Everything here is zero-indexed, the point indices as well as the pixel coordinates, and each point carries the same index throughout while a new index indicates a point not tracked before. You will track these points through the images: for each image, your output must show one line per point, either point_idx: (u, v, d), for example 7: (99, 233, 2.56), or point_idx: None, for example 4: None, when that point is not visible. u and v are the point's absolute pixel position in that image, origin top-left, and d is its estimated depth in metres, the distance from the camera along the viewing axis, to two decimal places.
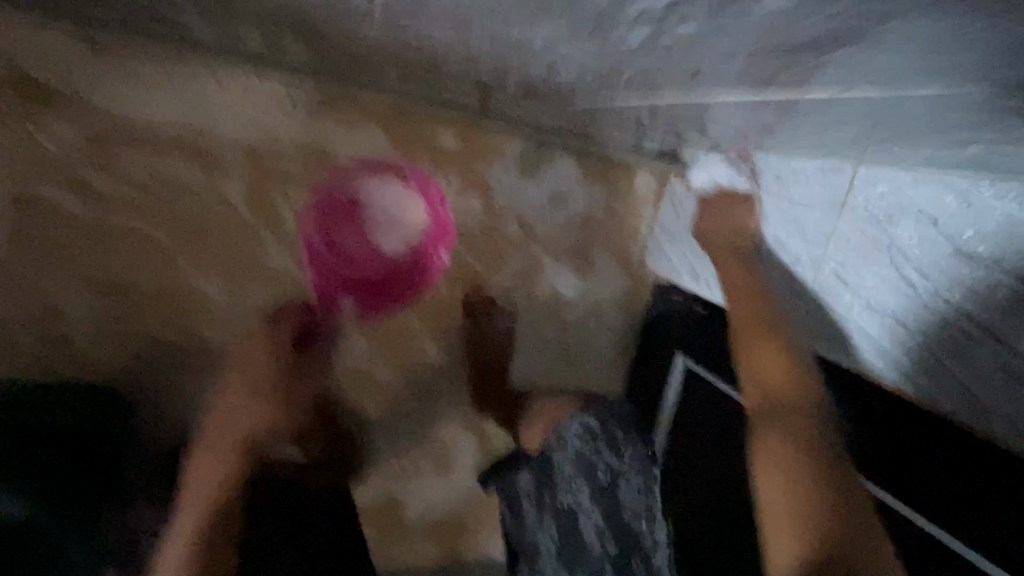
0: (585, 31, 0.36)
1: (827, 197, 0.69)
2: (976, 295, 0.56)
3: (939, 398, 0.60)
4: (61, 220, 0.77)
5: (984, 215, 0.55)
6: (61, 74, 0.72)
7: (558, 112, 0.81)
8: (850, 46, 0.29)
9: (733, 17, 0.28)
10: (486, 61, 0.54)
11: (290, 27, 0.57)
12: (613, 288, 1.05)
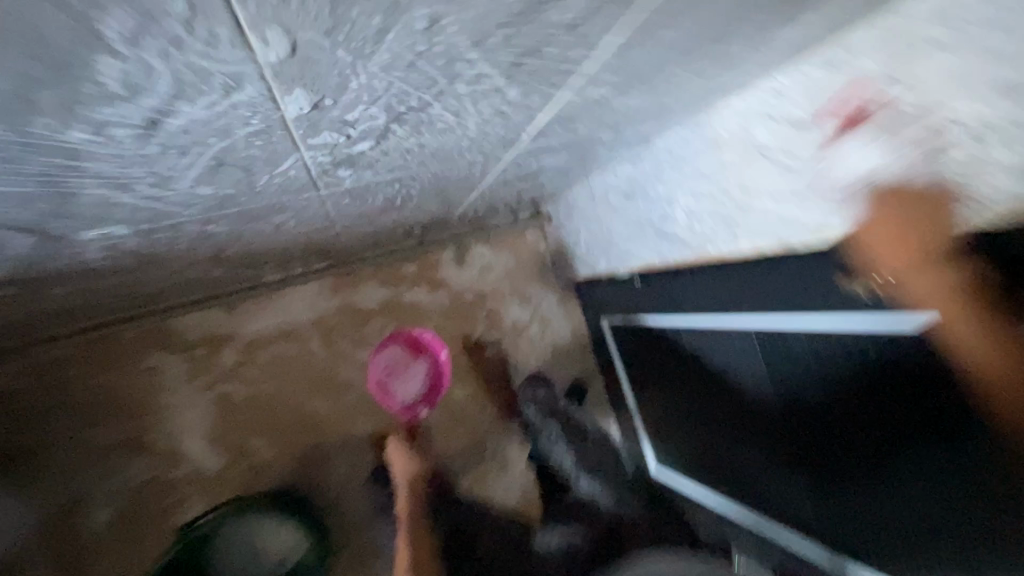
0: (415, 209, 0.97)
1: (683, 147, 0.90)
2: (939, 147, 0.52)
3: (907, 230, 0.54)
4: (238, 400, 1.39)
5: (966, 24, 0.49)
6: (217, 324, 1.37)
7: (459, 226, 1.46)
8: (481, 182, 0.89)
9: (443, 194, 0.89)
10: (399, 227, 1.17)
11: (320, 254, 1.22)
12: (550, 301, 1.65)
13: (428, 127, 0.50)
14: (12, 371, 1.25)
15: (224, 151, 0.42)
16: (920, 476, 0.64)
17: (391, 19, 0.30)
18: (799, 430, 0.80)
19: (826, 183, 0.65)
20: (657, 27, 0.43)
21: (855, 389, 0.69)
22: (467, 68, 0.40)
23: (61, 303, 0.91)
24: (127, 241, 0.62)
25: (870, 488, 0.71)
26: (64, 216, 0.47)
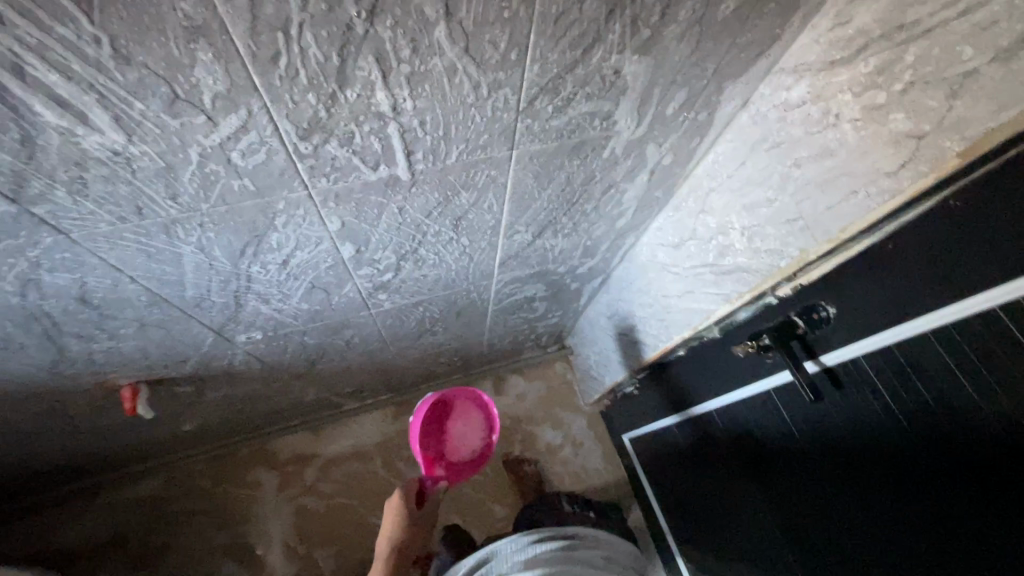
0: (445, 335, 1.34)
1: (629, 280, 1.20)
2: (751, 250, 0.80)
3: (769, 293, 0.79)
4: (313, 512, 1.65)
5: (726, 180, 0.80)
6: (304, 447, 1.72)
7: (494, 359, 1.79)
8: (488, 309, 1.25)
9: (461, 317, 1.25)
10: (440, 355, 1.52)
11: (383, 381, 1.59)
12: (580, 425, 1.85)
13: (423, 262, 0.89)
14: (155, 484, 1.64)
15: (314, 279, 0.83)
16: (903, 513, 0.63)
17: (381, 211, 0.70)
18: (829, 497, 0.76)
19: (711, 284, 0.92)
20: (531, 202, 0.81)
21: (863, 432, 0.67)
22: (428, 229, 0.79)
23: (208, 412, 1.32)
24: (259, 348, 1.03)
25: (879, 545, 0.68)
26: (234, 323, 0.89)
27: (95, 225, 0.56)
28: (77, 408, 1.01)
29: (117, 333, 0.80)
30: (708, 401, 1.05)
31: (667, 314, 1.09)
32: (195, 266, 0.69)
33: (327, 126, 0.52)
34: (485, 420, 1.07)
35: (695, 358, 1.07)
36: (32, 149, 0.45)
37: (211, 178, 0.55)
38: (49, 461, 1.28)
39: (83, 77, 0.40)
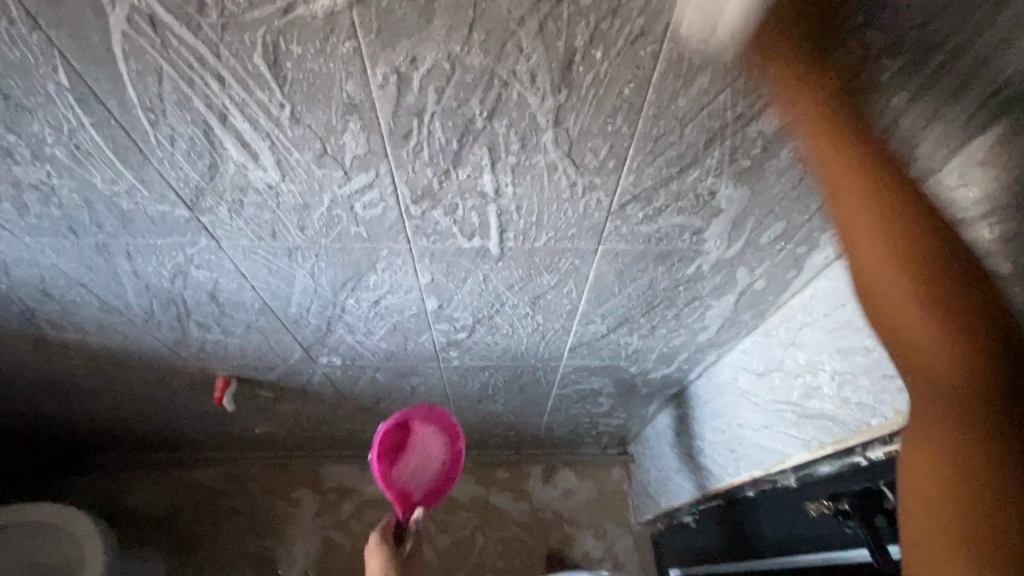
0: (505, 405, 1.34)
1: (705, 397, 1.13)
2: (839, 398, 0.72)
3: (856, 452, 0.70)
4: (339, 546, 1.66)
5: (823, 317, 0.75)
6: (346, 479, 1.75)
7: (549, 444, 1.72)
8: (551, 391, 1.24)
9: (523, 391, 1.24)
10: (496, 425, 1.51)
11: None
12: (624, 541, 1.69)
13: (496, 329, 0.93)
14: (212, 475, 1.73)
15: (396, 322, 0.90)
16: None
17: (467, 275, 0.76)
18: None
19: (792, 425, 0.84)
20: (610, 297, 0.83)
21: None
22: (507, 299, 0.83)
23: (275, 420, 1.42)
24: (334, 372, 1.11)
25: None
26: (319, 344, 0.98)
27: (238, 238, 0.68)
28: (178, 385, 1.15)
29: (228, 329, 0.92)
30: (773, 554, 0.92)
31: (740, 443, 1.00)
32: (302, 288, 0.79)
33: (436, 196, 0.60)
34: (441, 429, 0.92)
35: (761, 503, 0.96)
36: (212, 172, 0.57)
37: (332, 220, 0.64)
38: (142, 427, 1.43)
39: (264, 129, 0.51)
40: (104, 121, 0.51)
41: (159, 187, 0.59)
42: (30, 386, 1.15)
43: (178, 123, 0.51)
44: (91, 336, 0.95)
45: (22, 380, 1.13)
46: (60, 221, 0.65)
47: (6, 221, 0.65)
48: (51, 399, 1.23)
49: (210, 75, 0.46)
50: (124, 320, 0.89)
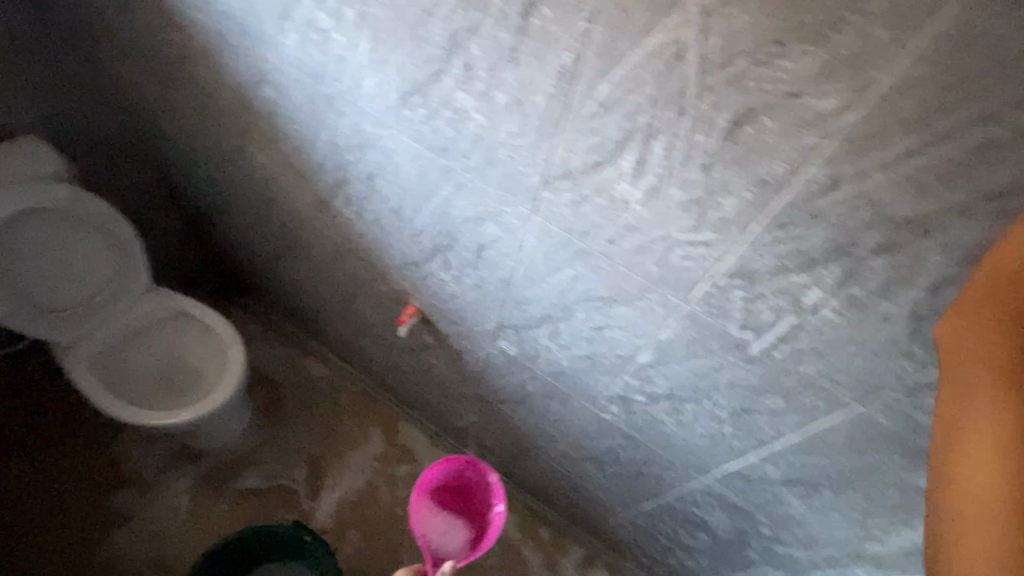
0: (603, 480, 1.30)
1: None
2: None
3: None
4: (376, 499, 1.66)
5: None
6: (411, 440, 1.75)
7: (602, 539, 1.62)
8: (662, 495, 1.18)
9: (635, 479, 1.20)
10: (574, 491, 1.46)
11: (511, 462, 1.56)
12: None
13: (677, 413, 0.92)
14: (314, 369, 1.81)
15: (597, 352, 0.93)
16: None
17: (706, 355, 0.78)
18: None
19: None
20: (819, 451, 0.79)
21: None
22: (718, 394, 0.82)
23: (403, 363, 1.51)
24: (497, 358, 1.17)
25: None
26: (514, 330, 1.05)
27: (553, 220, 0.76)
28: (373, 291, 1.28)
29: (460, 276, 1.02)
30: None
31: None
32: (553, 281, 0.87)
33: (756, 281, 0.63)
34: (490, 501, 0.98)
35: None
36: (594, 168, 0.66)
37: (644, 249, 0.70)
38: (306, 305, 1.60)
39: (672, 161, 0.59)
40: (561, 97, 0.61)
41: (542, 157, 0.69)
42: (274, 227, 1.35)
43: (613, 125, 0.60)
44: (358, 222, 1.10)
45: (275, 221, 1.32)
46: (443, 139, 0.78)
47: (408, 122, 0.80)
48: (274, 245, 1.42)
49: (676, 108, 0.54)
50: (396, 224, 1.03)
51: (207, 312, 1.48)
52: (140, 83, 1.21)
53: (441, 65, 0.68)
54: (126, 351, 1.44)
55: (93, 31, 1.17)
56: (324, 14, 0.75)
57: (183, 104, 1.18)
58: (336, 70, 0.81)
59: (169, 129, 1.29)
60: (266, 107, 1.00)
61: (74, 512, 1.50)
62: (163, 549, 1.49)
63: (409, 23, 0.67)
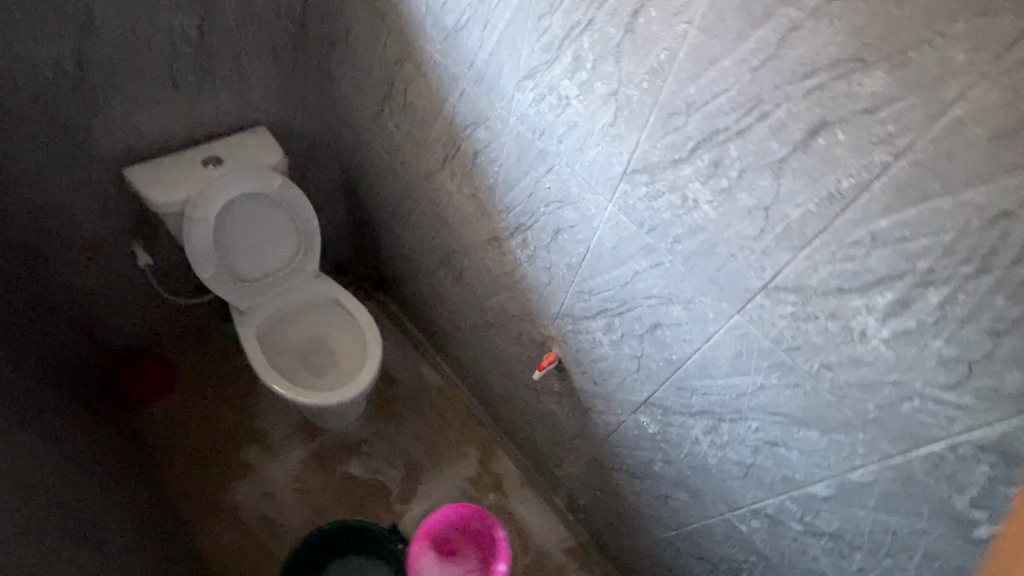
0: None
1: None
2: None
3: None
4: None
5: None
6: (504, 472, 1.75)
7: None
8: None
9: None
10: None
11: (604, 527, 1.50)
12: None
13: (839, 558, 0.82)
14: (429, 377, 1.87)
15: (759, 463, 0.86)
16: None
17: (909, 513, 0.68)
18: None
19: None
20: None
21: None
22: (908, 558, 0.72)
23: (521, 398, 1.52)
24: (629, 428, 1.13)
25: None
26: (662, 410, 1.00)
27: (760, 327, 0.72)
28: (516, 328, 1.30)
29: (619, 344, 1.00)
30: None
31: None
32: (732, 381, 0.82)
33: (1015, 464, 0.55)
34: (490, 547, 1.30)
35: None
36: (834, 292, 0.61)
37: (870, 386, 0.63)
38: (441, 319, 1.67)
39: (946, 313, 0.53)
40: (822, 218, 0.58)
41: (772, 265, 0.66)
42: (436, 247, 1.42)
43: (880, 259, 0.55)
44: (527, 265, 1.12)
45: (439, 242, 1.39)
46: (657, 220, 0.77)
47: (621, 196, 0.80)
48: (429, 262, 1.50)
49: (975, 264, 0.49)
50: (567, 278, 1.03)
51: (360, 313, 1.60)
52: (357, 101, 1.35)
53: (686, 155, 0.67)
54: (283, 325, 1.59)
55: (336, 52, 1.32)
56: (572, 83, 0.77)
57: (391, 126, 1.29)
58: (562, 133, 0.84)
59: (368, 143, 1.42)
60: (473, 147, 1.06)
61: (212, 453, 1.63)
62: (270, 510, 1.58)
63: (666, 111, 0.67)
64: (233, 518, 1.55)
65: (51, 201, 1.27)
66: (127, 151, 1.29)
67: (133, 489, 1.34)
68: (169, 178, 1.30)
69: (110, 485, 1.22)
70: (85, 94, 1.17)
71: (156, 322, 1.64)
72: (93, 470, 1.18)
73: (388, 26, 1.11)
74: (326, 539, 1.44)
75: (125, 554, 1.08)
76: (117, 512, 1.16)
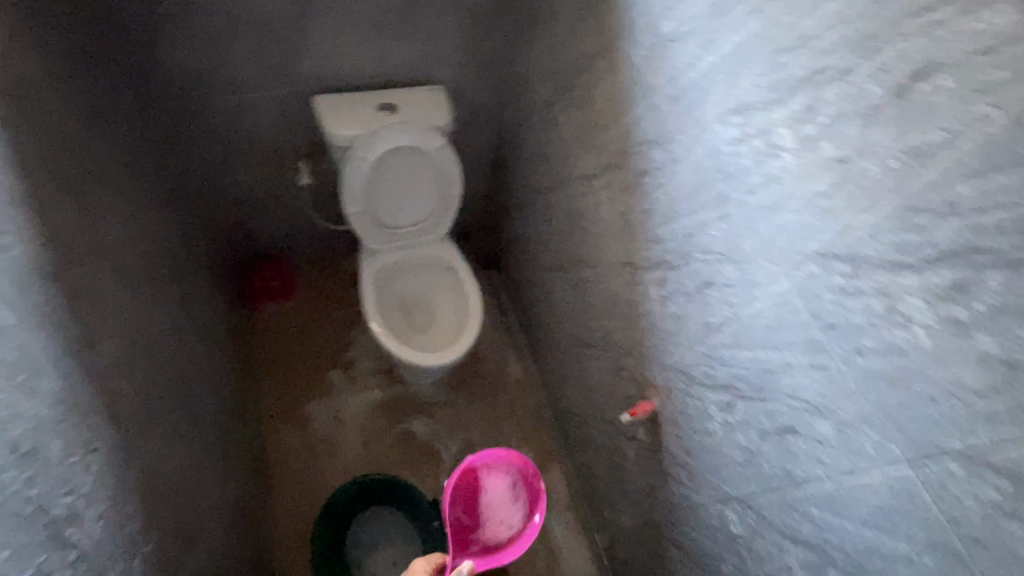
0: None
1: None
2: None
3: None
4: None
5: None
6: (555, 488, 1.69)
7: None
8: None
9: None
10: None
11: None
12: None
13: None
14: (512, 368, 1.85)
15: None
16: None
17: None
18: None
19: None
20: None
21: None
22: None
23: (597, 428, 1.43)
24: (708, 515, 1.00)
25: None
26: (757, 517, 0.87)
27: (936, 493, 0.57)
28: (618, 360, 1.21)
29: (734, 427, 0.88)
30: None
31: None
32: (866, 533, 0.67)
33: None
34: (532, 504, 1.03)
35: None
36: None
37: None
38: (543, 319, 1.63)
39: None
40: None
41: (989, 433, 0.51)
42: (564, 249, 1.36)
43: None
44: (657, 304, 1.02)
45: (569, 246, 1.33)
46: (842, 320, 0.64)
47: (807, 277, 0.67)
48: (551, 261, 1.46)
49: None
50: (698, 335, 0.92)
51: (471, 287, 1.62)
52: (537, 84, 1.32)
53: (916, 262, 0.54)
54: (400, 275, 1.64)
55: (532, 29, 1.30)
56: (792, 133, 0.65)
57: (563, 118, 1.23)
58: (756, 184, 0.72)
59: (533, 128, 1.39)
60: (643, 165, 0.97)
61: (305, 366, 1.74)
62: (336, 437, 1.66)
63: (910, 203, 0.54)
64: (301, 429, 1.65)
65: (246, 108, 1.37)
66: (320, 78, 1.37)
67: (234, 378, 1.46)
68: (349, 113, 1.37)
69: (218, 365, 1.36)
70: (305, 18, 1.25)
71: (294, 236, 1.77)
72: (209, 349, 1.31)
73: (596, 17, 1.04)
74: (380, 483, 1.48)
75: (210, 430, 1.19)
76: (216, 392, 1.29)
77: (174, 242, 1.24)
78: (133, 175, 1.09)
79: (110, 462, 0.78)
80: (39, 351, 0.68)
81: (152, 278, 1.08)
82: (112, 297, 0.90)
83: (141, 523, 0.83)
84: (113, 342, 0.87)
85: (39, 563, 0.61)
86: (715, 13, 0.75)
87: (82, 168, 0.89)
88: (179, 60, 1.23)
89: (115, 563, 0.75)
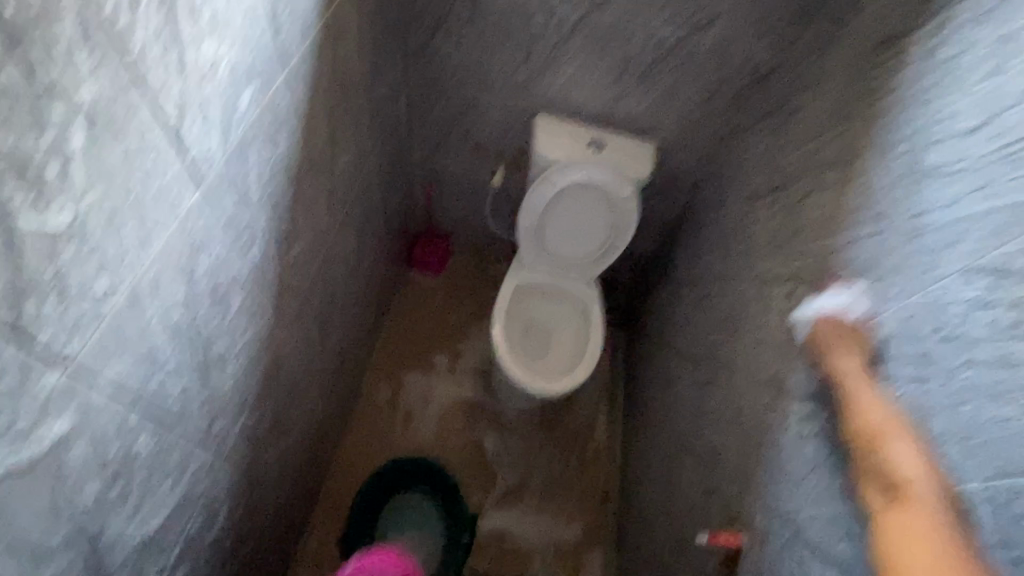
0: None
1: None
2: None
3: None
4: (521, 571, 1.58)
5: None
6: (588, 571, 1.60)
7: None
8: None
9: None
10: None
11: None
12: None
13: None
14: (599, 431, 1.78)
15: None
16: None
17: None
18: None
19: None
20: None
21: None
22: None
23: (658, 536, 1.31)
24: None
25: None
26: None
27: None
28: (717, 478, 1.10)
29: None
30: None
31: None
32: None
33: None
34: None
35: None
36: None
37: None
38: (654, 398, 1.54)
39: None
40: None
41: None
42: (708, 340, 1.28)
43: None
44: (790, 438, 0.90)
45: (715, 340, 1.25)
46: None
47: (1010, 491, 0.55)
48: (689, 345, 1.38)
49: None
50: (830, 493, 0.79)
51: (595, 339, 1.60)
52: (751, 173, 1.27)
53: None
54: (537, 299, 1.69)
55: (767, 120, 1.26)
56: None
57: (766, 213, 1.16)
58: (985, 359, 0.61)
59: (727, 212, 1.34)
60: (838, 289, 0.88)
61: (422, 338, 1.86)
62: (418, 411, 1.75)
63: None
64: (394, 390, 1.76)
65: (478, 103, 1.51)
66: (549, 101, 1.47)
67: (365, 320, 1.61)
68: (561, 137, 1.46)
69: (360, 303, 1.51)
70: (559, 48, 1.35)
71: (465, 225, 1.91)
72: (360, 286, 1.47)
73: (846, 127, 0.97)
74: (424, 471, 1.51)
75: (329, 352, 1.33)
76: (347, 323, 1.43)
77: (377, 189, 1.42)
78: (373, 126, 1.28)
79: (259, 335, 0.92)
80: (260, 227, 0.83)
81: (349, 209, 1.24)
82: (317, 211, 1.06)
83: (255, 396, 0.95)
84: (300, 247, 1.01)
85: (187, 384, 0.73)
86: (1000, 160, 0.65)
87: (342, 108, 1.07)
88: (450, 51, 1.41)
89: (226, 417, 0.87)
